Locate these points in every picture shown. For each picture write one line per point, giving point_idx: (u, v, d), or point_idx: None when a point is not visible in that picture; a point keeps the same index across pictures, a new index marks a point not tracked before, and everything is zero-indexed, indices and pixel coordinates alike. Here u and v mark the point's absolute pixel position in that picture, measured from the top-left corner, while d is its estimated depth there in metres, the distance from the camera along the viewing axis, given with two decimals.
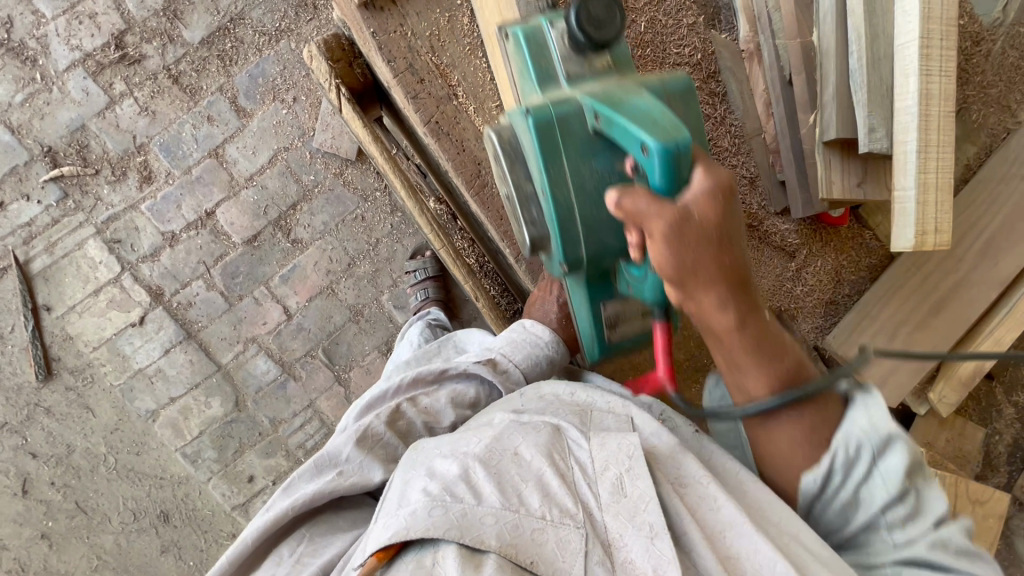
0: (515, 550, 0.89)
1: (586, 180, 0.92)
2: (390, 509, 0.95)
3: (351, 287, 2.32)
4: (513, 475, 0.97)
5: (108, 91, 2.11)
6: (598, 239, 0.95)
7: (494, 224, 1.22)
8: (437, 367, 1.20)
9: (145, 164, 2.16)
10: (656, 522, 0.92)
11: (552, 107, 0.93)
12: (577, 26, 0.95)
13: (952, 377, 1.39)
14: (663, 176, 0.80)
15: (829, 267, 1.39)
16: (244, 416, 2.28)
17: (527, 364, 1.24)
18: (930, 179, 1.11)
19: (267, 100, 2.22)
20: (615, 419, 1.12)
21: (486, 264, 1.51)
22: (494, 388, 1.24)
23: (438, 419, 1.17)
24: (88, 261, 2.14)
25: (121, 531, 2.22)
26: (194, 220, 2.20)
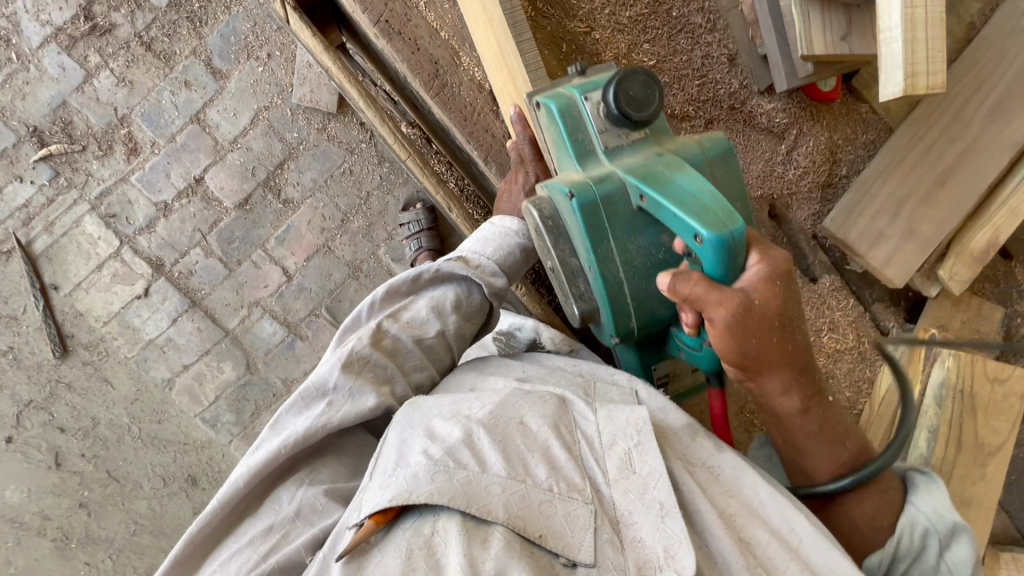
0: (523, 523, 0.87)
1: (633, 257, 0.97)
2: (388, 470, 0.93)
3: (347, 243, 2.31)
4: (519, 443, 0.95)
5: (83, 64, 2.10)
6: (648, 310, 1.02)
7: (458, 123, 1.21)
8: (408, 276, 1.17)
9: (130, 136, 2.16)
10: (665, 500, 0.90)
11: (621, 278, 0.98)
12: (643, 209, 0.96)
13: (963, 253, 1.36)
14: (719, 265, 0.85)
15: (822, 145, 1.40)
16: (258, 378, 2.32)
17: (500, 256, 1.20)
18: (919, 14, 0.98)
19: (242, 59, 2.18)
20: (618, 391, 1.10)
21: (466, 187, 1.45)
22: (474, 288, 1.21)
23: (424, 328, 1.16)
24: (87, 238, 2.17)
25: (154, 496, 2.30)
26: (184, 188, 2.20)
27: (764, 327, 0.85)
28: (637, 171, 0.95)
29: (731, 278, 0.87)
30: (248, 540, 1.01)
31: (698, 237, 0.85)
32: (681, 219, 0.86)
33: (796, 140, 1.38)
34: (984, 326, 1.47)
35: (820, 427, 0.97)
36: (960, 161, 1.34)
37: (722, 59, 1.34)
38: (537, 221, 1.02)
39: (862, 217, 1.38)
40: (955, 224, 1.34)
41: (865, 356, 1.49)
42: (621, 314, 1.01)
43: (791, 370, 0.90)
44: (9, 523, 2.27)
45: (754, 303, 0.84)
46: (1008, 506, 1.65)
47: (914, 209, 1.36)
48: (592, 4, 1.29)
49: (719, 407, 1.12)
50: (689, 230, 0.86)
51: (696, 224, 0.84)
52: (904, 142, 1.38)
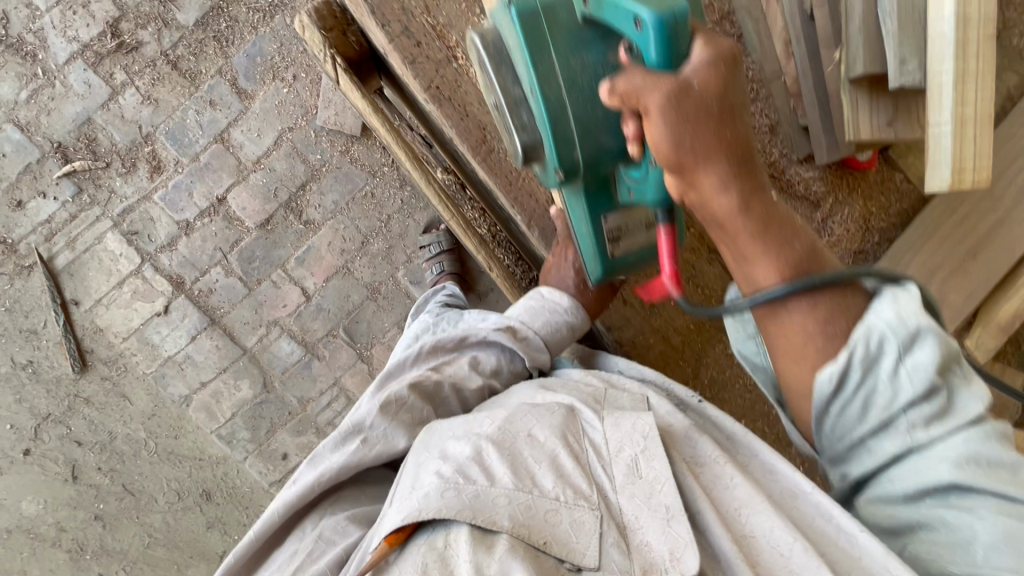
0: (529, 532, 0.91)
1: (577, 73, 0.93)
2: (404, 492, 0.97)
3: (366, 265, 2.32)
4: (526, 456, 0.99)
5: (109, 82, 2.10)
6: (597, 141, 0.96)
7: (503, 189, 1.24)
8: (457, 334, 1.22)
9: (154, 154, 2.16)
10: (670, 503, 0.93)
11: (572, 129, 0.95)
12: (587, 19, 0.93)
13: (992, 321, 1.40)
14: (659, 49, 0.78)
15: (857, 215, 1.37)
16: (274, 396, 2.34)
17: (546, 330, 1.23)
18: (967, 113, 1.07)
19: (267, 80, 2.18)
20: (630, 398, 1.15)
21: (499, 233, 1.47)
22: (516, 355, 1.23)
23: (469, 381, 1.17)
24: (109, 255, 2.18)
25: (168, 510, 2.34)
26: (207, 207, 2.21)
27: (700, 115, 0.77)
28: None
29: (677, 66, 0.79)
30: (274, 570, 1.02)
31: (638, 20, 0.80)
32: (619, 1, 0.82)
33: (832, 210, 1.35)
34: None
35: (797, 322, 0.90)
36: (994, 229, 1.37)
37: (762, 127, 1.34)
38: (482, 54, 1.03)
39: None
40: (982, 297, 1.38)
41: None
42: (564, 140, 0.96)
43: (765, 244, 0.82)
44: (24, 533, 2.29)
45: (692, 85, 0.77)
46: None
47: (945, 278, 1.38)
48: None
49: (670, 245, 0.93)
50: (629, 14, 0.81)
51: (636, 4, 0.79)
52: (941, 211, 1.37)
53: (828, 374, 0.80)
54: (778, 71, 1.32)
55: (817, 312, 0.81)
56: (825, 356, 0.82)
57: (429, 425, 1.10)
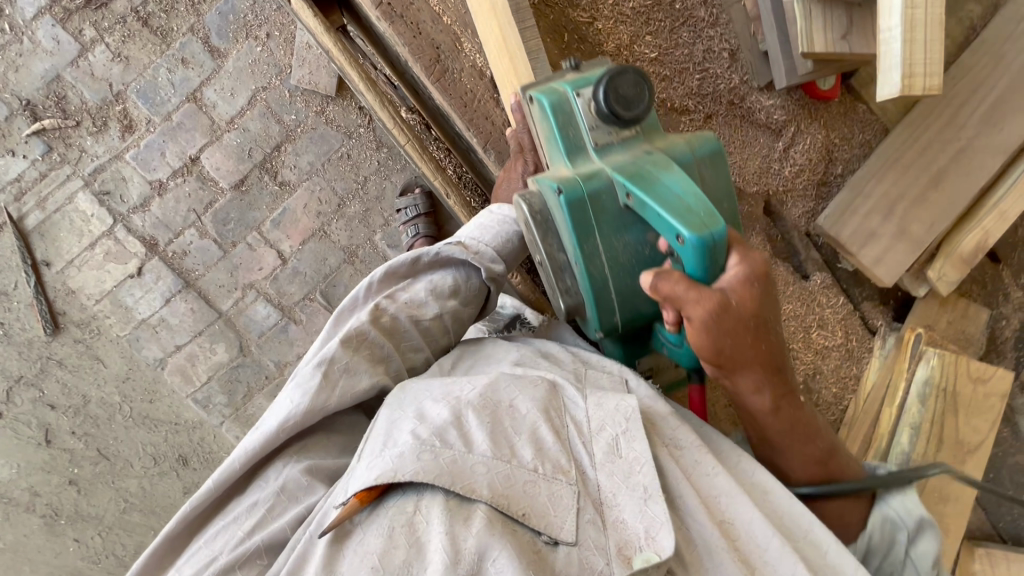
0: (507, 503, 0.90)
1: (619, 253, 1.00)
2: (377, 449, 0.97)
3: (343, 228, 2.31)
4: (507, 426, 0.99)
5: (78, 38, 2.07)
6: (631, 280, 1.02)
7: (458, 110, 1.22)
8: (408, 258, 1.17)
9: (125, 113, 2.13)
10: (650, 487, 0.94)
11: (608, 279, 1.01)
12: (629, 208, 0.99)
13: (952, 254, 1.38)
14: (701, 263, 0.90)
15: (819, 144, 1.41)
16: (250, 360, 2.33)
17: (499, 243, 1.18)
18: (918, 15, 0.96)
19: (240, 38, 2.16)
20: (609, 379, 1.13)
21: (465, 174, 1.46)
22: (473, 272, 1.21)
23: (423, 310, 1.16)
24: (80, 215, 2.15)
25: (144, 475, 2.32)
26: (180, 167, 2.18)
27: (739, 328, 0.91)
28: (625, 170, 0.98)
29: (712, 278, 0.92)
30: (236, 522, 1.01)
31: (680, 236, 0.90)
32: (663, 216, 0.91)
33: (792, 139, 1.39)
34: (972, 331, 1.49)
35: (792, 427, 1.02)
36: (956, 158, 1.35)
37: (726, 52, 1.33)
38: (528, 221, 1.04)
39: (853, 216, 1.39)
40: (944, 228, 1.36)
41: (852, 352, 1.49)
42: (604, 308, 1.04)
43: (764, 370, 0.96)
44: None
45: (732, 302, 0.90)
46: (985, 502, 1.68)
47: (906, 210, 1.37)
48: None
49: (700, 399, 1.20)
50: (671, 228, 0.91)
51: (679, 225, 0.89)
52: (899, 142, 1.39)
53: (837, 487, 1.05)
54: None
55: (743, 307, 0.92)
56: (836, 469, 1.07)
57: (417, 386, 1.06)
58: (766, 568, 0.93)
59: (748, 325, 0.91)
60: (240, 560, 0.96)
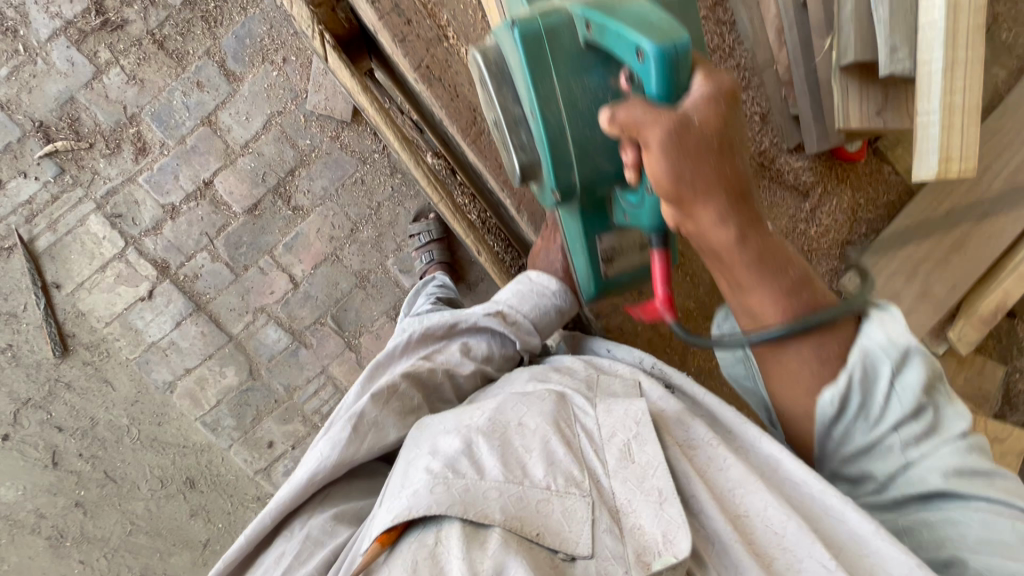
0: (521, 523, 0.90)
1: (576, 96, 0.95)
2: (394, 491, 0.97)
3: (356, 253, 2.30)
4: (517, 447, 1.00)
5: (93, 60, 2.05)
6: (590, 162, 0.99)
7: (493, 172, 1.24)
8: (447, 321, 1.19)
9: (139, 135, 2.11)
10: (661, 485, 0.93)
11: (569, 150, 0.98)
12: (588, 43, 0.93)
13: (972, 315, 1.42)
14: (658, 82, 0.81)
15: (845, 204, 1.43)
16: (260, 383, 2.32)
17: (535, 314, 1.24)
18: (955, 103, 1.16)
19: (256, 62, 2.14)
20: (622, 384, 1.16)
21: (489, 220, 1.47)
22: (507, 340, 1.23)
23: (461, 367, 1.16)
24: (91, 237, 2.13)
25: (151, 497, 2.31)
26: (193, 190, 2.17)
27: (702, 150, 0.79)
28: None
29: (675, 99, 0.82)
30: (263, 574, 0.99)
31: (640, 52, 0.82)
32: (619, 29, 0.84)
33: (819, 200, 1.41)
34: (985, 383, 1.52)
35: (761, 257, 0.86)
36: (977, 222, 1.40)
37: (755, 116, 1.37)
38: (483, 71, 1.01)
39: (880, 275, 1.41)
40: (962, 289, 1.41)
41: None
42: (562, 163, 0.99)
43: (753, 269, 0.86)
44: (3, 519, 2.26)
45: (692, 121, 0.79)
46: None
47: (928, 272, 1.42)
48: None
49: (663, 271, 1.00)
50: (631, 45, 0.83)
51: (638, 37, 0.81)
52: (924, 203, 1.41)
53: (829, 399, 0.87)
54: (771, 60, 1.35)
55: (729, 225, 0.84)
56: (826, 380, 0.88)
57: (433, 416, 1.09)
58: (784, 556, 0.87)
59: (714, 149, 0.79)
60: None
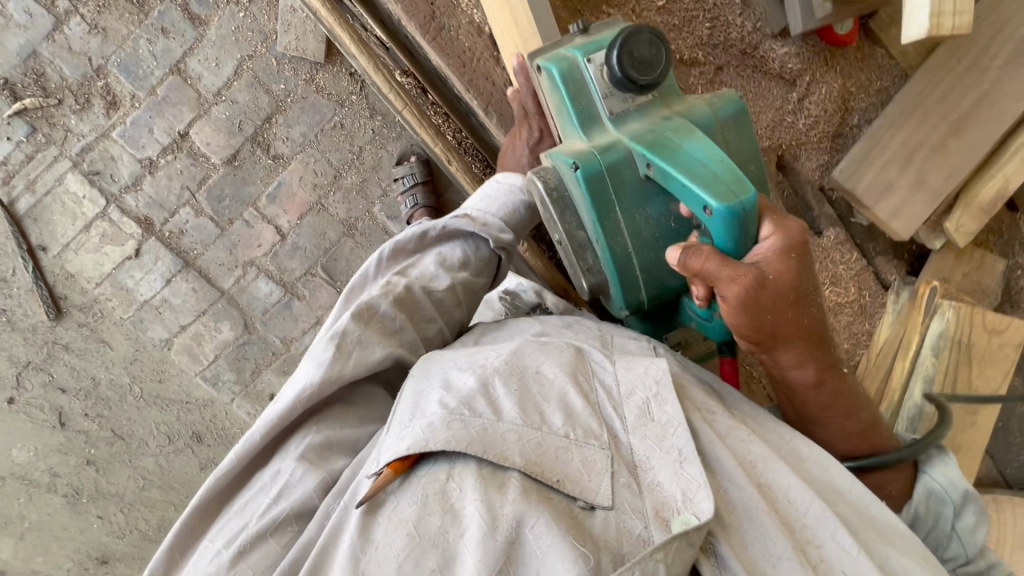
0: (542, 469, 0.86)
1: (641, 228, 1.03)
2: (405, 421, 0.92)
3: (341, 201, 2.26)
4: (535, 393, 0.95)
5: (52, 10, 1.98)
6: (635, 216, 1.03)
7: (457, 71, 1.25)
8: (416, 233, 1.15)
9: (108, 88, 2.05)
10: (682, 446, 0.90)
11: (609, 194, 1.01)
12: (650, 178, 1.01)
13: (971, 205, 1.35)
14: (728, 229, 0.89)
15: (837, 94, 1.36)
16: (256, 337, 2.33)
17: (507, 212, 1.18)
18: None
19: (222, 3, 2.06)
20: (637, 342, 1.11)
21: (465, 141, 1.44)
22: (482, 245, 1.19)
23: (436, 280, 1.14)
24: (72, 197, 2.11)
25: (160, 453, 2.36)
26: (169, 143, 2.12)
27: (778, 302, 0.91)
28: (646, 139, 0.99)
29: (746, 251, 0.93)
30: (264, 488, 0.98)
31: (707, 208, 0.90)
32: (689, 191, 0.91)
33: (808, 89, 1.34)
34: (984, 278, 1.45)
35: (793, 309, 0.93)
36: (975, 108, 1.31)
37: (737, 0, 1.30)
38: (541, 189, 1.07)
39: (867, 175, 1.35)
40: (962, 178, 1.33)
41: (864, 308, 1.46)
42: (602, 179, 1.00)
43: (808, 343, 0.96)
44: (19, 480, 2.32)
45: (768, 277, 0.90)
46: (993, 450, 1.69)
47: (923, 160, 1.34)
48: None
49: None
50: (698, 201, 0.91)
51: (705, 196, 0.89)
52: (918, 88, 1.33)
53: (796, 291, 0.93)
54: None
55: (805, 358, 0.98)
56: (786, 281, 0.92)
57: (444, 354, 1.05)
58: (806, 534, 0.90)
59: (786, 296, 0.91)
60: (271, 528, 0.92)
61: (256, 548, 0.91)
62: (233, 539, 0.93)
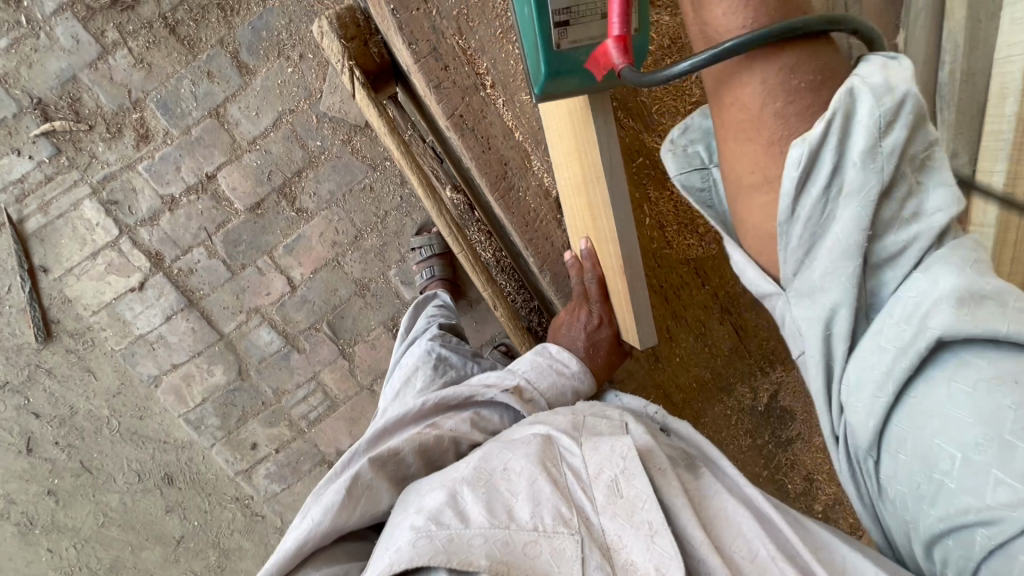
0: (508, 568, 0.82)
1: None
2: (380, 549, 0.88)
3: (357, 260, 2.24)
4: (503, 490, 0.92)
5: (100, 39, 1.95)
6: None
7: (519, 228, 1.22)
8: (462, 391, 1.13)
9: (142, 122, 2.03)
10: (651, 517, 0.87)
11: None
12: None
13: None
14: None
15: None
16: (247, 385, 2.27)
17: (552, 392, 1.18)
18: None
19: (272, 56, 2.04)
20: (609, 423, 1.07)
21: (504, 261, 1.44)
22: (519, 418, 1.16)
23: (470, 436, 1.08)
24: (84, 223, 2.05)
25: (127, 491, 2.26)
26: (195, 183, 2.09)
27: None
28: None
29: None
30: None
31: None
32: None
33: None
34: None
35: None
36: None
37: None
38: None
39: None
40: None
41: None
42: None
43: None
44: None
45: None
46: None
47: None
48: None
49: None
50: None
51: None
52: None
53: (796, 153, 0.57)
54: None
55: (809, 122, 0.58)
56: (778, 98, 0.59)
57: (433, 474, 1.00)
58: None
59: None
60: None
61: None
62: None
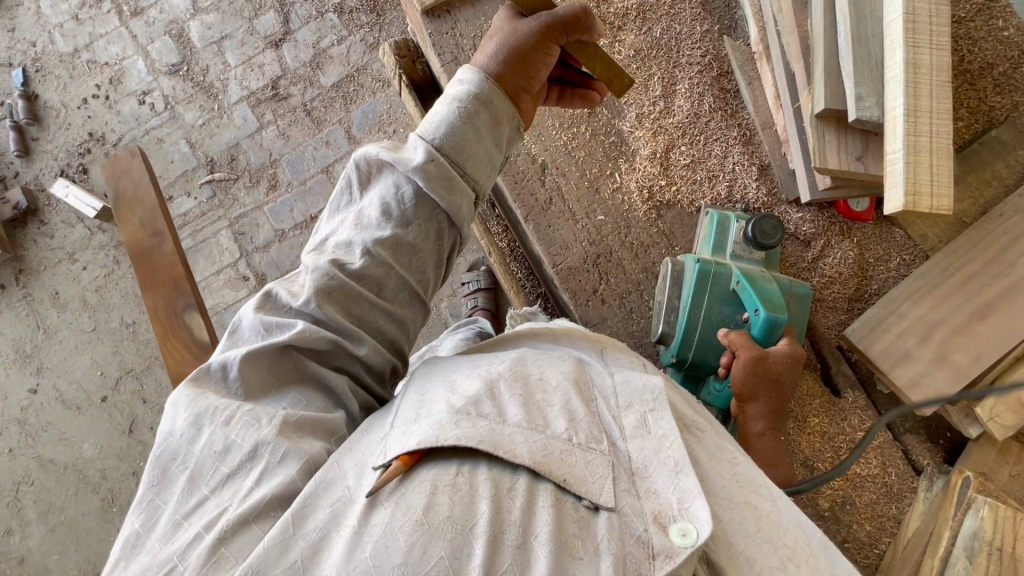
0: (556, 470, 0.56)
1: (714, 319, 1.09)
2: (403, 419, 0.62)
3: None
4: (539, 393, 0.65)
5: (260, 119, 2.71)
6: (717, 311, 1.10)
7: (509, 187, 1.31)
8: (337, 197, 0.77)
9: (275, 175, 2.68)
10: (679, 456, 0.61)
11: (702, 312, 1.10)
12: (735, 292, 1.09)
13: (1006, 395, 1.14)
14: (761, 329, 1.01)
15: (853, 260, 1.25)
16: None
17: (443, 117, 0.73)
18: (923, 143, 0.96)
19: (374, 131, 2.67)
20: (631, 361, 0.81)
21: (517, 248, 1.59)
22: (408, 179, 0.72)
23: (359, 223, 0.73)
24: (218, 247, 2.65)
25: None
26: (301, 222, 2.64)
27: (778, 383, 0.98)
28: (746, 269, 1.10)
29: (767, 342, 1.01)
30: (188, 454, 0.62)
31: (756, 311, 1.02)
32: (750, 293, 1.04)
33: (822, 251, 1.25)
34: None
35: (768, 379, 0.97)
36: (1008, 294, 1.17)
37: (754, 166, 1.26)
38: (703, 228, 1.23)
39: (883, 349, 1.20)
40: (993, 363, 1.15)
41: (890, 489, 1.23)
42: (704, 279, 1.10)
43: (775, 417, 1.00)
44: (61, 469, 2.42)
45: (771, 363, 0.97)
46: None
47: (945, 337, 1.18)
48: (641, 108, 1.30)
49: None
50: (753, 303, 1.03)
51: (760, 303, 1.01)
52: (935, 271, 1.21)
53: None
54: (769, 121, 1.26)
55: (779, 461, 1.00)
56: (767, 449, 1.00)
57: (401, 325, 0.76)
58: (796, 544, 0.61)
59: (784, 384, 0.99)
60: (254, 513, 0.56)
61: (239, 532, 0.55)
62: (187, 516, 0.58)
